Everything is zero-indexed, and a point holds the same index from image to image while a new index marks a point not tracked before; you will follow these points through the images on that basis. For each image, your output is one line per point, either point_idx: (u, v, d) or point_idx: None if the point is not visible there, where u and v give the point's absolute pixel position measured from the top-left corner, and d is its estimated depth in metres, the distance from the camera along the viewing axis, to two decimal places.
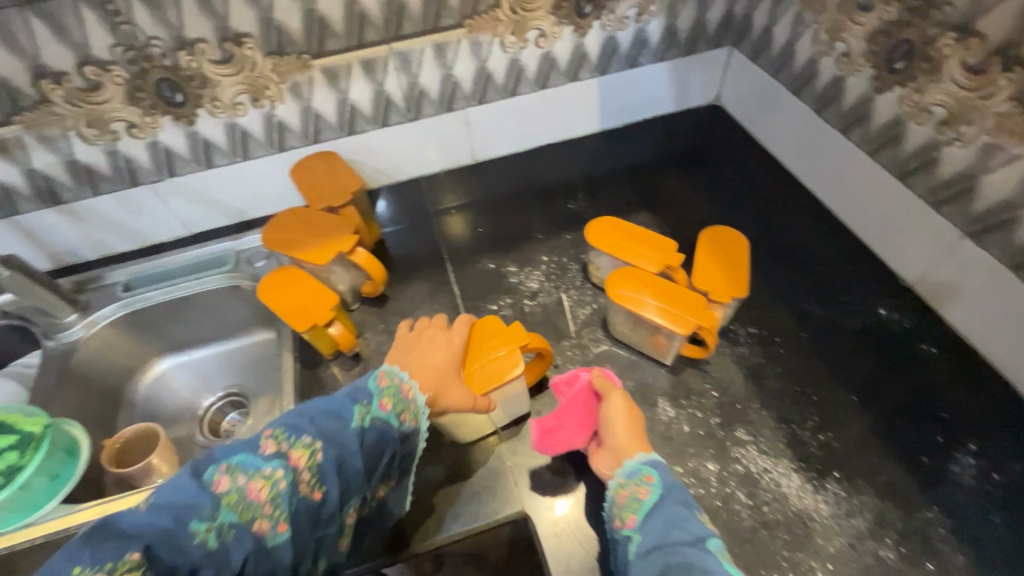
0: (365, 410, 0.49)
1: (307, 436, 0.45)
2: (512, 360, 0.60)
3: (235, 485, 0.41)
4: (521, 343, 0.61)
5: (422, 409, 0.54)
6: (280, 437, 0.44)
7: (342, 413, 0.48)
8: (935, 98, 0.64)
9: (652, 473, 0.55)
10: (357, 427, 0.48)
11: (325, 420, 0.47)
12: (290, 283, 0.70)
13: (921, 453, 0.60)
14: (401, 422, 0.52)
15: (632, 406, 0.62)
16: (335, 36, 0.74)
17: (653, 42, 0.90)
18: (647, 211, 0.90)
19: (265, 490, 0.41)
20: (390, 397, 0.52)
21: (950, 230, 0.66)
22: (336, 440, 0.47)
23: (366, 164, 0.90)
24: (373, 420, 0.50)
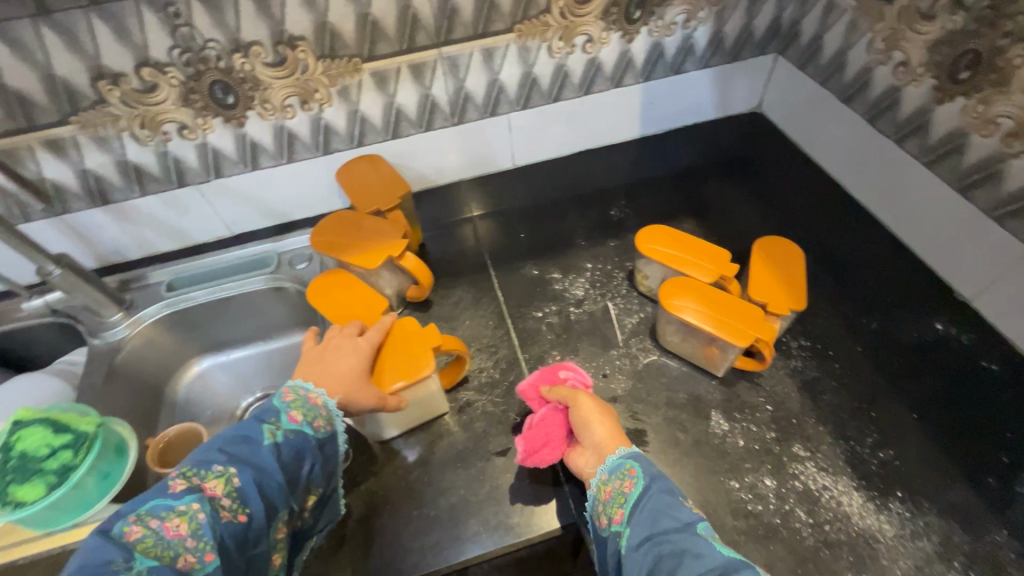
0: (275, 426, 0.52)
1: (217, 465, 0.48)
2: (423, 363, 0.60)
3: (149, 530, 0.43)
4: (433, 345, 0.62)
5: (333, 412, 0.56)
6: (188, 474, 0.47)
7: (251, 436, 0.51)
8: (1004, 110, 0.62)
9: (634, 465, 0.55)
10: (270, 444, 0.50)
11: (234, 446, 0.50)
12: (339, 287, 0.70)
13: (988, 474, 0.59)
14: (316, 429, 0.54)
15: (602, 405, 0.61)
16: (387, 40, 0.73)
17: (699, 48, 0.89)
18: (692, 219, 0.89)
19: (183, 526, 0.43)
20: (298, 407, 0.54)
21: (1014, 245, 0.65)
22: (251, 461, 0.49)
23: (409, 168, 0.90)
24: (286, 433, 0.52)
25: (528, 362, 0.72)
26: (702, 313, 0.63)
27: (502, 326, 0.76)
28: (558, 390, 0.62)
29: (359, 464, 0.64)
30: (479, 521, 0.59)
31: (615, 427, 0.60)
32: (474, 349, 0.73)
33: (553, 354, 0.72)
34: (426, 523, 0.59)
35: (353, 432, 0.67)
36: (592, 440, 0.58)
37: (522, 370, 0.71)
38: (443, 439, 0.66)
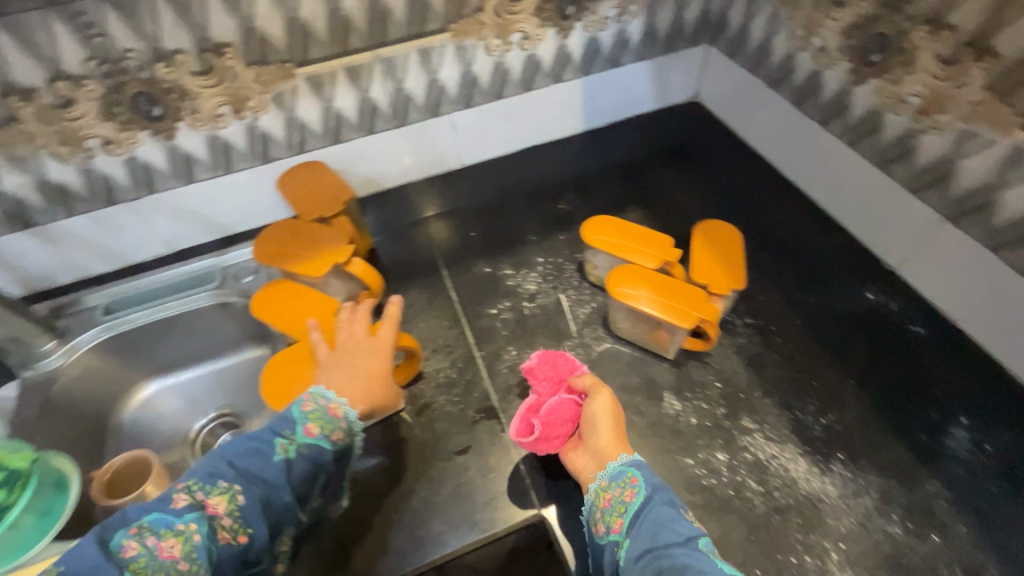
0: (288, 440, 0.51)
1: (224, 480, 0.48)
2: (377, 362, 0.60)
3: (145, 548, 0.43)
4: (385, 345, 0.61)
5: (354, 425, 0.55)
6: (194, 487, 0.47)
7: (264, 448, 0.50)
8: (912, 89, 0.66)
9: (636, 474, 0.54)
10: (281, 460, 0.50)
11: (244, 459, 0.49)
12: (286, 298, 0.68)
13: (919, 430, 0.63)
14: (332, 443, 0.53)
15: (616, 405, 0.61)
16: (318, 43, 0.72)
17: (634, 41, 0.92)
18: (638, 208, 0.91)
19: (178, 547, 0.43)
20: (316, 421, 0.52)
21: (929, 215, 0.69)
22: (258, 478, 0.49)
23: (353, 173, 0.89)
24: (300, 448, 0.51)
25: (484, 359, 0.72)
26: (648, 299, 0.65)
27: (457, 325, 0.76)
28: (581, 381, 0.62)
29: None
30: (443, 520, 0.59)
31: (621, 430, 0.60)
32: (431, 350, 0.73)
33: (509, 349, 0.73)
34: (389, 528, 0.59)
35: None
36: (597, 440, 0.58)
37: (479, 368, 0.71)
38: (403, 443, 0.65)
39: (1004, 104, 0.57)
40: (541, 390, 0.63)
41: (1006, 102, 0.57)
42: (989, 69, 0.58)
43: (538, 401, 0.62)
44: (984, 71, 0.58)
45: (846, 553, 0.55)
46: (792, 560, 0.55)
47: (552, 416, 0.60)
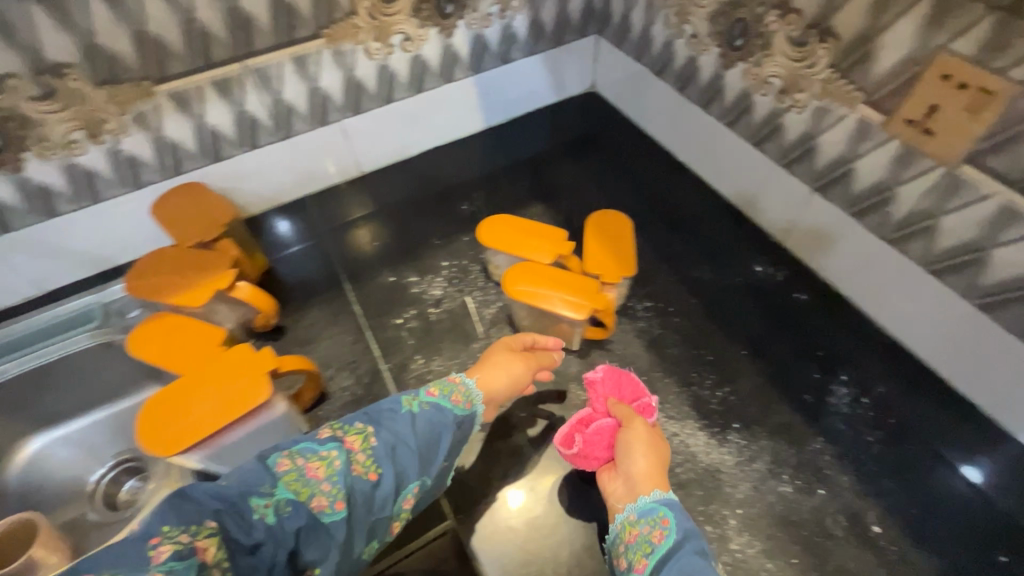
0: (413, 398, 0.58)
1: (358, 424, 0.54)
2: (259, 388, 0.56)
3: (295, 465, 0.50)
4: (269, 368, 0.57)
5: (473, 392, 0.60)
6: (337, 427, 0.54)
7: (394, 405, 0.57)
8: (772, 70, 0.70)
9: (668, 515, 0.53)
10: (407, 413, 0.56)
11: (377, 413, 0.56)
12: (166, 331, 0.63)
13: (805, 392, 0.67)
14: (453, 406, 0.58)
15: (654, 437, 0.59)
16: (176, 57, 0.67)
17: (521, 36, 0.92)
18: (540, 203, 0.92)
19: (321, 468, 0.50)
20: (435, 385, 0.59)
21: (802, 188, 0.73)
22: (387, 427, 0.54)
23: (242, 191, 0.84)
24: (421, 406, 0.57)
25: (391, 371, 0.71)
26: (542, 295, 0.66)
27: (361, 340, 0.74)
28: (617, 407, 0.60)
29: None
30: None
31: (660, 462, 0.57)
32: (334, 369, 0.71)
33: (417, 359, 0.72)
34: None
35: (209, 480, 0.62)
36: (630, 470, 0.56)
37: (386, 381, 0.70)
38: None
39: (847, 80, 0.61)
40: (592, 408, 0.62)
41: (849, 78, 0.61)
42: (831, 49, 0.61)
43: (585, 418, 0.62)
44: (827, 50, 0.62)
45: (742, 518, 0.58)
46: None
47: (594, 435, 0.59)
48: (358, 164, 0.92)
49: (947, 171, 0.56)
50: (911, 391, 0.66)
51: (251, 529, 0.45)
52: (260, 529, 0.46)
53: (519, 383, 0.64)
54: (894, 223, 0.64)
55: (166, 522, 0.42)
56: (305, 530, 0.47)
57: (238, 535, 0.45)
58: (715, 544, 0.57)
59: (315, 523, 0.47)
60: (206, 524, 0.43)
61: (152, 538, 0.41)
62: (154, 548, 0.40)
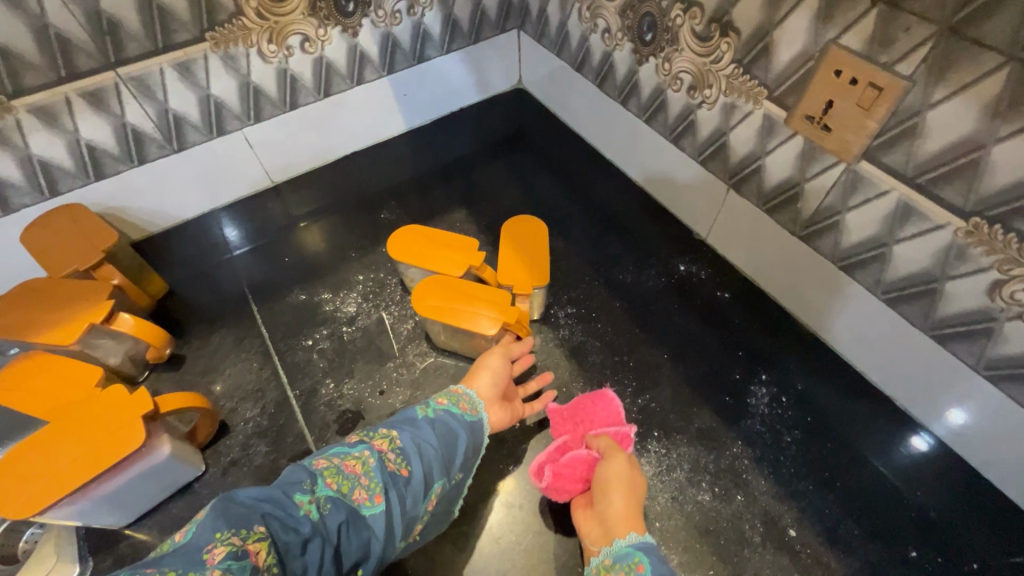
0: (427, 407, 0.57)
1: (382, 430, 0.53)
2: (133, 436, 0.51)
3: (331, 465, 0.48)
4: (147, 413, 0.53)
5: (478, 399, 0.59)
6: (362, 433, 0.53)
7: (410, 413, 0.56)
8: (681, 66, 0.68)
9: (644, 560, 0.49)
10: (425, 418, 0.55)
11: (397, 420, 0.55)
12: (34, 373, 0.57)
13: (726, 394, 0.66)
14: (464, 411, 0.57)
15: (633, 472, 0.56)
16: (32, 68, 0.61)
17: (435, 33, 0.87)
18: (464, 208, 0.89)
19: (358, 465, 0.48)
20: (443, 394, 0.58)
21: (719, 185, 0.72)
22: (410, 430, 0.53)
23: (139, 209, 0.78)
24: (436, 412, 0.56)
25: (299, 399, 0.66)
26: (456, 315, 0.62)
27: (268, 366, 0.69)
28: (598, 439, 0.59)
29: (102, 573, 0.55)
30: None
31: (636, 501, 0.55)
32: (238, 400, 0.66)
33: (326, 383, 0.68)
34: None
35: (93, 532, 0.57)
36: (605, 510, 0.54)
37: (293, 410, 0.66)
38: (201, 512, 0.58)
39: (750, 76, 0.60)
40: (568, 436, 0.62)
41: (752, 74, 0.59)
42: (733, 44, 0.60)
43: (560, 447, 0.61)
44: (730, 45, 0.60)
45: (660, 532, 0.56)
46: None
47: (566, 465, 0.59)
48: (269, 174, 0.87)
49: (847, 167, 0.55)
50: (828, 386, 0.66)
51: (298, 527, 0.42)
52: (308, 525, 0.42)
53: (503, 372, 0.63)
54: (805, 220, 0.63)
55: (218, 529, 0.39)
56: (348, 526, 0.44)
57: (287, 534, 0.41)
58: None
59: (357, 517, 0.45)
60: (255, 529, 0.40)
61: (205, 544, 0.37)
62: (207, 551, 0.37)
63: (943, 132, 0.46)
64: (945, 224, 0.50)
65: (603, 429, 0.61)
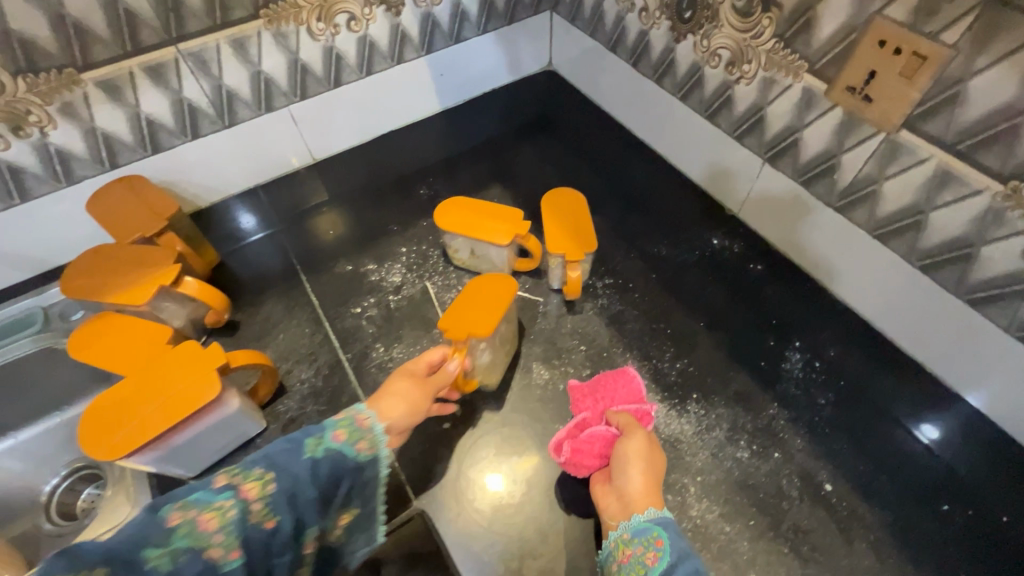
0: (318, 441, 0.45)
1: (258, 468, 0.41)
2: (208, 387, 0.54)
3: (184, 519, 0.37)
4: (220, 366, 0.55)
5: (381, 439, 0.48)
6: (231, 471, 0.40)
7: (292, 446, 0.44)
8: (720, 42, 0.70)
9: (662, 535, 0.50)
10: (310, 456, 0.44)
11: (273, 454, 0.43)
12: (106, 332, 0.60)
13: (761, 359, 0.68)
14: (359, 452, 0.46)
15: (653, 451, 0.57)
16: (101, 42, 0.64)
17: (473, 14, 0.89)
18: (499, 185, 0.91)
19: (216, 520, 0.37)
20: (342, 425, 0.47)
21: (754, 159, 0.74)
22: (288, 472, 0.42)
23: (189, 184, 0.81)
24: (327, 451, 0.45)
25: (351, 361, 0.70)
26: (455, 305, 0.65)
27: (319, 331, 0.72)
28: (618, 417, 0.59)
29: None
30: None
31: (655, 479, 0.55)
32: (293, 362, 0.69)
33: (377, 347, 0.71)
34: None
35: (164, 481, 0.61)
36: (625, 484, 0.54)
37: (346, 372, 0.69)
38: None
39: (791, 50, 0.62)
40: (587, 413, 0.61)
41: (792, 48, 0.61)
42: (775, 19, 0.62)
43: (580, 423, 0.61)
44: (772, 20, 0.62)
45: (701, 486, 0.59)
46: None
47: (585, 441, 0.59)
48: (292, 155, 0.88)
49: (887, 136, 0.57)
50: (859, 353, 0.68)
51: None
52: None
53: (421, 398, 0.56)
54: (842, 191, 0.65)
55: None
56: None
57: None
58: (676, 512, 0.58)
59: None
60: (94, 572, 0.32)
61: None
62: None
63: (986, 98, 0.48)
64: (984, 188, 0.52)
65: (624, 406, 0.61)
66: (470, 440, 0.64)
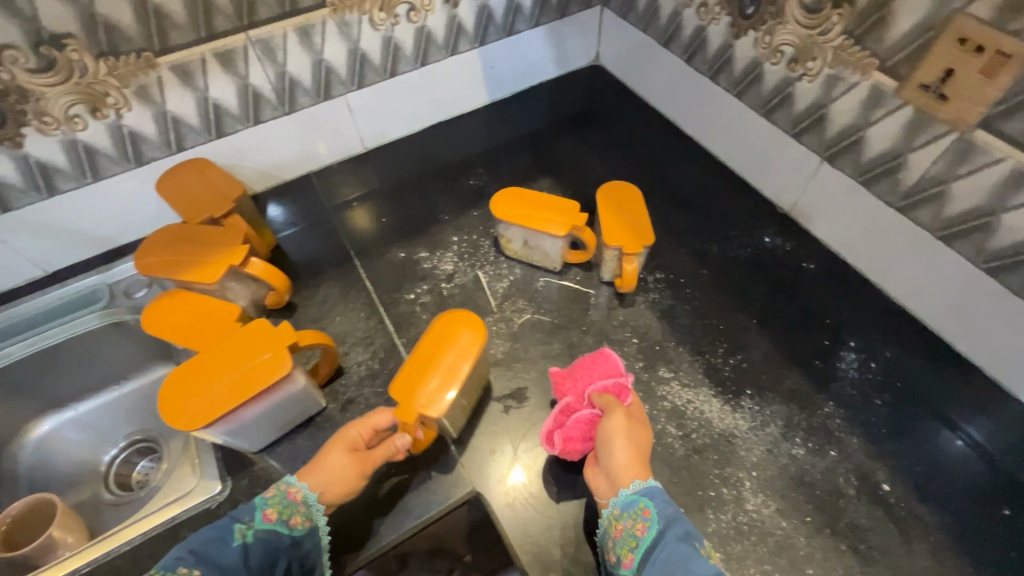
0: (246, 526, 0.51)
1: (183, 567, 0.47)
2: (279, 364, 0.56)
3: None
4: (290, 344, 0.57)
5: (315, 507, 0.53)
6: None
7: (223, 536, 0.50)
8: (784, 38, 0.69)
9: (649, 505, 0.52)
10: (238, 545, 0.50)
11: (204, 545, 0.49)
12: (179, 308, 0.63)
13: (815, 357, 0.68)
14: (292, 527, 0.52)
15: (633, 426, 0.57)
16: (178, 27, 0.66)
17: (527, 7, 0.90)
18: (548, 177, 0.92)
19: None
20: (273, 504, 0.52)
21: (811, 157, 0.73)
22: (217, 563, 0.48)
23: (247, 168, 0.83)
24: (256, 534, 0.51)
25: (405, 346, 0.71)
26: (414, 360, 0.57)
27: (375, 316, 0.74)
28: (602, 400, 0.58)
29: (241, 488, 0.61)
30: (375, 511, 0.58)
31: (638, 451, 0.56)
32: (349, 344, 0.71)
33: None
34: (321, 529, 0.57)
35: (228, 453, 0.63)
36: (609, 461, 0.55)
37: (402, 356, 0.70)
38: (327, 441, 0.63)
39: (861, 47, 0.61)
40: (570, 397, 0.61)
41: (863, 45, 0.61)
42: (846, 15, 0.61)
43: (565, 409, 0.60)
44: (842, 16, 0.62)
45: (757, 480, 0.59)
46: (711, 493, 0.58)
47: (574, 428, 0.59)
48: (320, 144, 0.87)
49: (960, 136, 0.57)
50: (916, 354, 0.67)
51: None
52: None
53: (349, 478, 0.55)
54: (906, 190, 0.64)
55: None
56: None
57: None
58: (731, 505, 0.58)
59: None
60: None
61: None
62: None
63: None
64: None
65: (603, 383, 0.60)
66: (524, 426, 0.64)
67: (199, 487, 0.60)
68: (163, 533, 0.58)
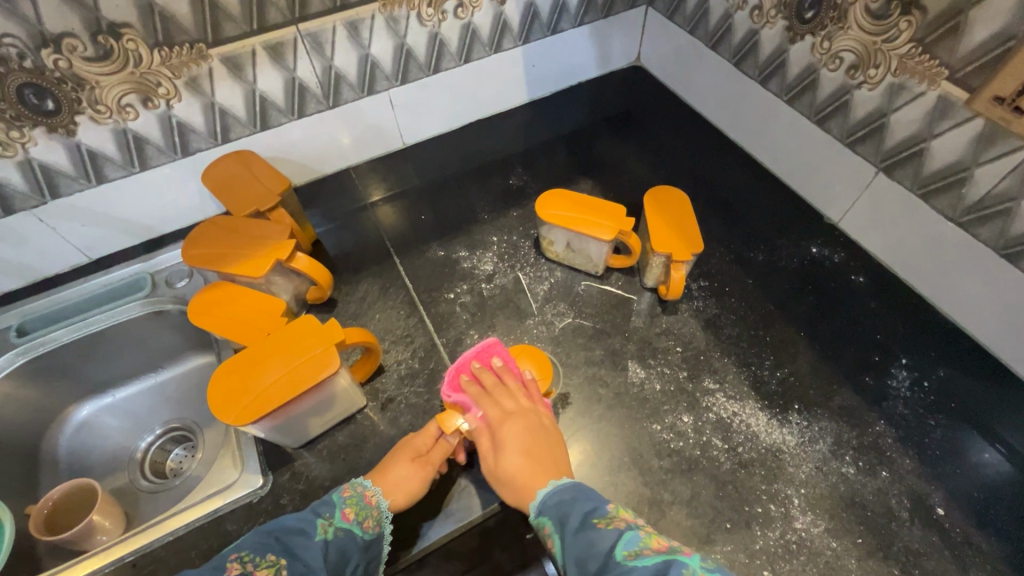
0: (328, 522, 0.52)
1: (271, 554, 0.49)
2: (327, 361, 0.55)
3: None
4: (338, 341, 0.57)
5: (387, 513, 0.54)
6: (245, 558, 0.48)
7: (305, 529, 0.51)
8: (844, 44, 0.67)
9: (545, 518, 0.50)
10: (320, 540, 0.51)
11: (288, 537, 0.50)
12: (227, 301, 0.63)
13: (865, 374, 0.66)
14: (365, 531, 0.52)
15: (498, 473, 0.55)
16: (231, 19, 0.65)
17: (573, 6, 0.88)
18: (588, 178, 0.90)
19: None
20: (352, 504, 0.53)
21: (866, 167, 0.71)
22: (300, 555, 0.49)
23: (289, 162, 0.83)
24: (336, 532, 0.51)
25: (446, 346, 0.70)
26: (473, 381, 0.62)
27: (415, 314, 0.73)
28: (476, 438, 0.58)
29: (283, 483, 0.61)
30: (418, 512, 0.57)
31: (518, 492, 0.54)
32: (389, 342, 0.70)
33: (471, 334, 0.71)
34: None
35: (270, 448, 0.63)
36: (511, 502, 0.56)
37: (442, 356, 0.69)
38: (367, 439, 0.63)
39: (929, 56, 0.59)
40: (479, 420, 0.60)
41: (932, 54, 0.59)
42: (916, 22, 0.59)
43: None
44: (911, 23, 0.60)
45: (806, 498, 0.58)
46: (758, 510, 0.57)
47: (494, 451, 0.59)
48: (342, 133, 0.85)
49: None
50: (971, 374, 0.65)
51: None
52: None
53: (418, 478, 0.55)
54: (969, 206, 0.62)
55: None
56: None
57: None
58: (779, 522, 0.57)
59: None
60: None
61: None
62: None
63: None
64: None
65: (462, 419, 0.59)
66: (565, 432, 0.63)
67: (240, 481, 0.61)
68: (206, 524, 0.58)
